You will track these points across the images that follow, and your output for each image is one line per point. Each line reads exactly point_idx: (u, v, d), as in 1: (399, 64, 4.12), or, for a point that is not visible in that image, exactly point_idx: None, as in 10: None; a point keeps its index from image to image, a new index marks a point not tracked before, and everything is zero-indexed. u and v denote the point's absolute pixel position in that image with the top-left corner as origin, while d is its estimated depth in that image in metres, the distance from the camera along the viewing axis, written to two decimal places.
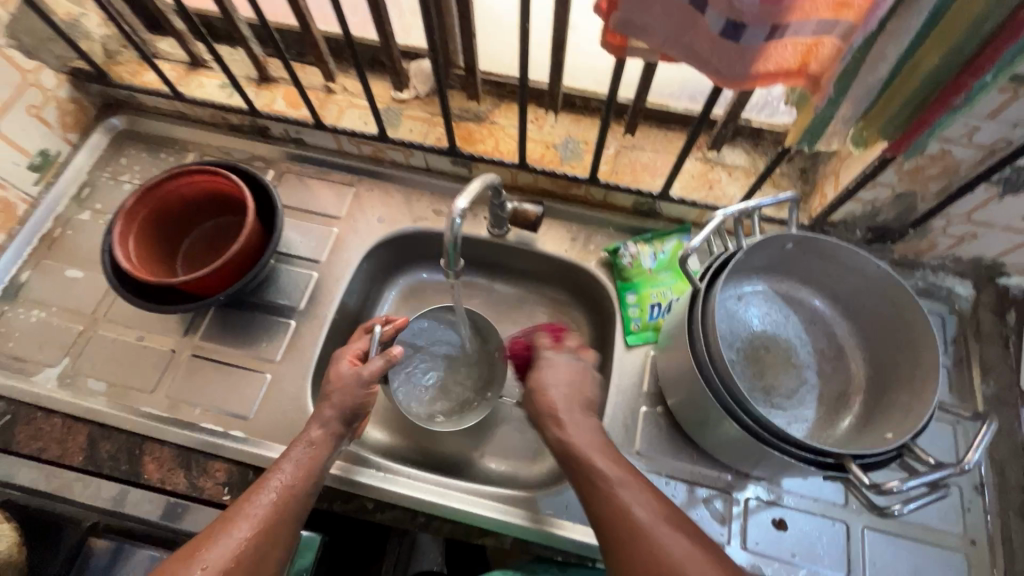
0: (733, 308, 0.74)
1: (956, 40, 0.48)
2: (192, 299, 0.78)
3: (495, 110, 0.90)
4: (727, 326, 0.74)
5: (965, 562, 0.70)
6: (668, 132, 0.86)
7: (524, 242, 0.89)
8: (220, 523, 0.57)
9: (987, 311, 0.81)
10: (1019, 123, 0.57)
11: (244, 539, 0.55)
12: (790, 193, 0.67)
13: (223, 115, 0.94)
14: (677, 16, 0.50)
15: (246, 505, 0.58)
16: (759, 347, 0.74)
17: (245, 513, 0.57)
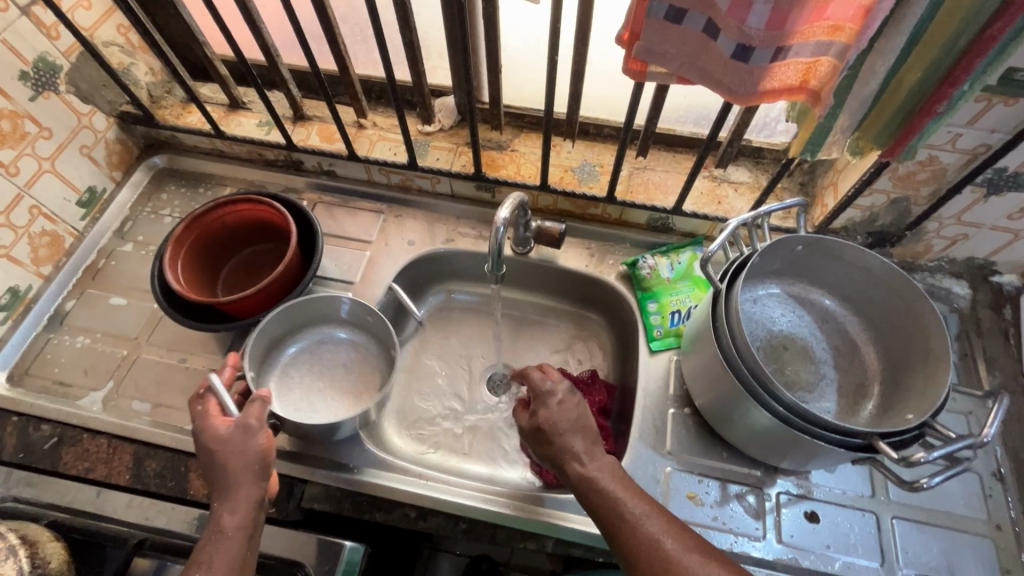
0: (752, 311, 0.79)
1: (935, 55, 0.55)
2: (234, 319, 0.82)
3: (515, 139, 0.97)
4: (747, 327, 0.79)
5: (993, 546, 0.73)
6: (676, 154, 0.94)
7: (545, 259, 0.95)
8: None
9: (985, 308, 0.87)
10: (995, 129, 0.65)
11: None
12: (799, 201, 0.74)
13: (261, 151, 1.01)
14: (692, 44, 0.57)
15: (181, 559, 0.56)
16: (778, 346, 0.79)
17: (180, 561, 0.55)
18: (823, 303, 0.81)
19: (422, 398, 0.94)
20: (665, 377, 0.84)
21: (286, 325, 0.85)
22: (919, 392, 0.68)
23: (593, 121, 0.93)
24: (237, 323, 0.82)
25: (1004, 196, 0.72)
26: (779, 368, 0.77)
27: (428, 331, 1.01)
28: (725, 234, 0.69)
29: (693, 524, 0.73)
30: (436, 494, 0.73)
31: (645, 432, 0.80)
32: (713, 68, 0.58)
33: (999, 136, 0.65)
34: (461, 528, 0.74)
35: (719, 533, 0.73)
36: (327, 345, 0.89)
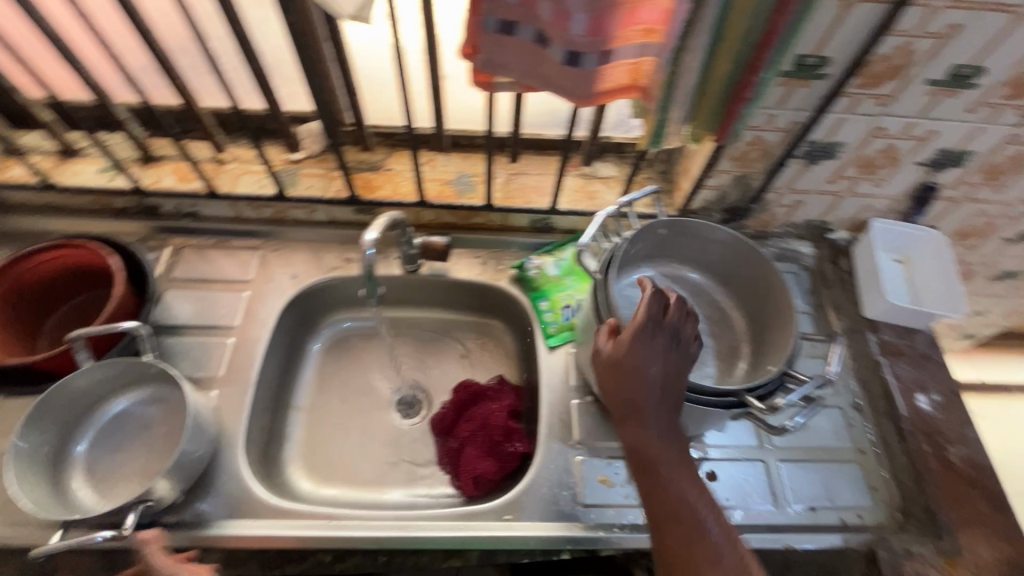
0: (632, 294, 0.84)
1: (737, 49, 0.62)
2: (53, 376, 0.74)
3: (388, 158, 0.96)
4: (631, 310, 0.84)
5: (861, 469, 0.82)
6: (546, 156, 0.97)
7: (436, 273, 0.95)
8: None
9: (827, 262, 0.99)
10: (800, 107, 0.74)
11: None
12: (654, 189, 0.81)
13: (107, 200, 0.92)
14: (527, 53, 0.60)
15: None
16: None
17: None
18: (692, 279, 0.88)
19: (328, 435, 0.90)
20: (565, 370, 0.87)
21: (59, 433, 0.71)
22: (778, 344, 0.76)
23: (461, 133, 0.94)
24: (51, 385, 0.74)
25: (820, 164, 0.83)
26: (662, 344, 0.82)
27: (327, 364, 0.96)
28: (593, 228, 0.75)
29: (608, 505, 0.76)
30: (347, 531, 0.70)
31: (554, 427, 0.83)
32: (551, 75, 0.62)
33: (804, 113, 0.75)
34: (381, 560, 0.72)
35: (632, 509, 0.75)
36: (123, 424, 0.75)
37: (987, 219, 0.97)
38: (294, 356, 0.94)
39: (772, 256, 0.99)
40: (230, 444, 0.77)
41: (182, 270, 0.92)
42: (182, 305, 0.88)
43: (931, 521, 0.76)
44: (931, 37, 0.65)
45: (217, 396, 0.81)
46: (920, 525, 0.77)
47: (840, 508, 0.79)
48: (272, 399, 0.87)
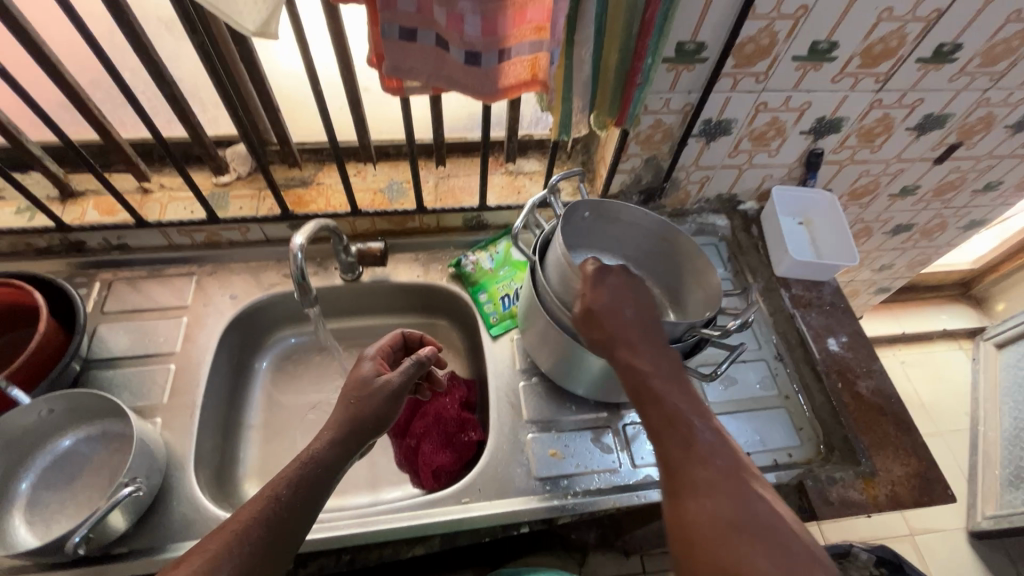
0: None
1: (620, 40, 0.69)
2: None
3: (319, 173, 0.99)
4: None
5: (786, 413, 0.90)
6: (472, 158, 1.03)
7: (378, 279, 0.97)
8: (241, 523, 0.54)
9: (740, 231, 1.08)
10: (689, 90, 0.82)
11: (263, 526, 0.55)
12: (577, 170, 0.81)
13: (27, 240, 0.90)
14: (430, 56, 0.65)
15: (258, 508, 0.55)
16: None
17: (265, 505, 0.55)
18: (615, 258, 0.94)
19: (284, 450, 0.91)
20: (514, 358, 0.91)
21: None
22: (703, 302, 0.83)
23: (389, 142, 0.98)
24: None
25: (717, 140, 0.92)
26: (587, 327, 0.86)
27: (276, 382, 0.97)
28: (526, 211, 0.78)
29: (560, 476, 0.80)
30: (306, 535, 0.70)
31: (503, 410, 0.86)
32: (456, 76, 0.67)
33: (694, 94, 0.83)
34: (345, 560, 0.73)
35: (583, 477, 0.80)
36: (72, 462, 0.73)
37: (872, 177, 1.08)
38: (241, 376, 0.94)
39: (691, 230, 1.07)
40: (179, 469, 0.77)
41: (114, 303, 0.91)
42: (118, 337, 0.87)
43: (851, 450, 0.84)
44: (787, 19, 0.74)
45: (161, 424, 0.80)
46: (842, 454, 0.84)
47: (772, 449, 0.86)
48: (222, 421, 0.87)
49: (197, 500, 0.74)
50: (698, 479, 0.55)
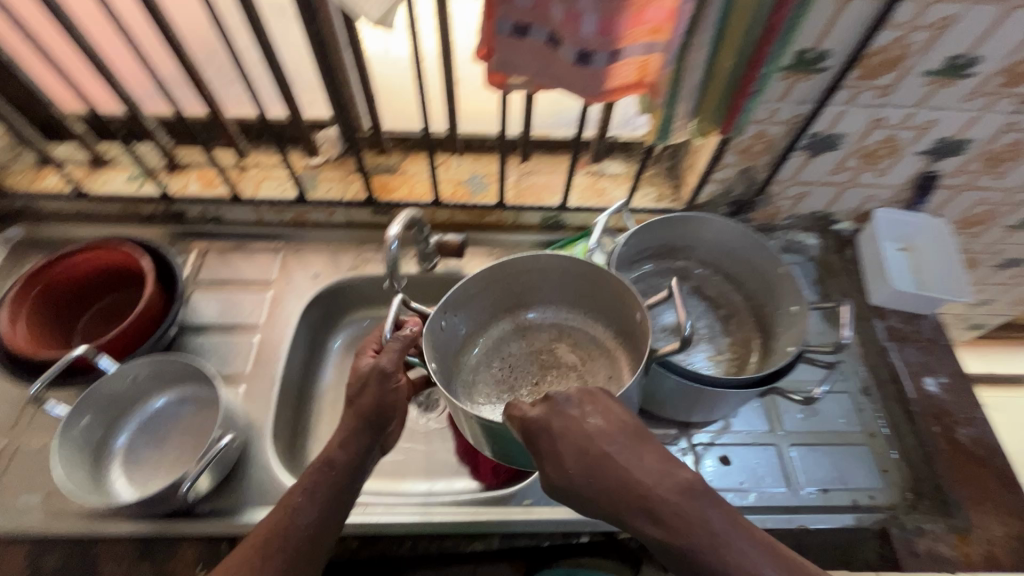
0: (473, 380, 0.83)
1: (739, 45, 0.65)
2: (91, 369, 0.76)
3: (404, 161, 1.00)
4: (492, 384, 0.83)
5: (870, 451, 0.84)
6: (557, 156, 1.01)
7: (452, 271, 0.97)
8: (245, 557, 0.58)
9: (833, 252, 1.01)
10: (802, 100, 0.77)
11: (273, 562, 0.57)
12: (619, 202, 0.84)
13: (135, 207, 0.96)
14: (540, 53, 0.63)
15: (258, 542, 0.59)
16: (541, 355, 0.85)
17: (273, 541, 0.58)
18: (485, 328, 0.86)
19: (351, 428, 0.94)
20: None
21: (103, 423, 0.74)
22: (788, 321, 0.79)
23: (476, 135, 0.98)
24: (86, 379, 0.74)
25: (823, 155, 0.86)
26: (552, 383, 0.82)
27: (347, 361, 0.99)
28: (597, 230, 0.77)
29: None
30: (374, 517, 0.72)
31: None
32: (562, 74, 0.65)
33: (805, 106, 0.78)
34: (407, 546, 0.74)
35: None
36: (164, 421, 0.78)
37: (990, 206, 0.99)
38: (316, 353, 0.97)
39: (780, 247, 1.01)
40: (258, 437, 0.80)
41: (208, 273, 0.95)
42: (210, 305, 0.92)
43: (942, 500, 0.78)
44: (926, 30, 0.68)
45: (243, 391, 0.84)
46: (932, 504, 0.78)
47: (852, 489, 0.81)
48: (298, 394, 0.90)
49: (274, 469, 0.77)
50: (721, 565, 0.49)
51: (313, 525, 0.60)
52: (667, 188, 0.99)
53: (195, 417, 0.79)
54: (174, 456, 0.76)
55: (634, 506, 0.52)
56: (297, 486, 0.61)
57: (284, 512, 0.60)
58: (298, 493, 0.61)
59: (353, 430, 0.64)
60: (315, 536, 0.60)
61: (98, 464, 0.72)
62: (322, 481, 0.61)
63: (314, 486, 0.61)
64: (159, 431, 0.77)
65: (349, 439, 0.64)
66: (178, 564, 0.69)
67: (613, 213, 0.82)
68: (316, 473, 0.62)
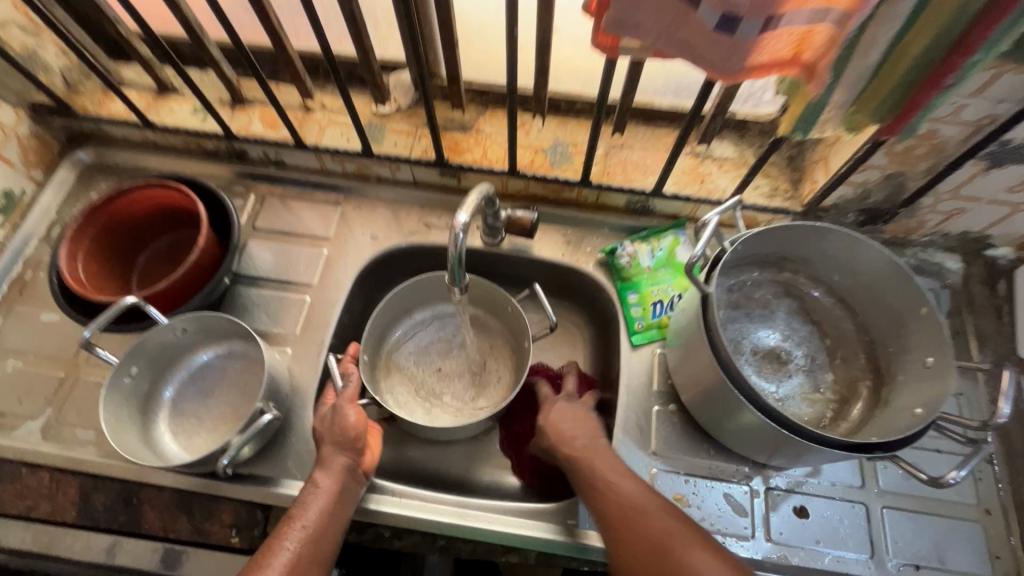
0: (411, 359, 0.87)
1: (945, 22, 0.48)
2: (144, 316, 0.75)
3: (480, 118, 0.89)
4: (417, 363, 0.87)
5: (982, 531, 0.71)
6: (655, 128, 0.87)
7: (519, 249, 0.88)
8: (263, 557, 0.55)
9: (978, 283, 0.83)
10: (1002, 99, 0.59)
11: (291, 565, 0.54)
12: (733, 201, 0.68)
13: (198, 141, 0.91)
14: (671, 13, 0.49)
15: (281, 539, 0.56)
16: (434, 348, 0.89)
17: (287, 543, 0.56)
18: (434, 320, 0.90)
19: None
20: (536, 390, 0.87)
21: (151, 375, 0.73)
22: (921, 376, 0.65)
23: (565, 97, 0.86)
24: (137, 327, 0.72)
25: (1007, 169, 0.67)
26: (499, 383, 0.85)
27: None
28: (706, 232, 0.66)
29: None
30: (410, 512, 0.69)
31: (630, 433, 0.76)
32: (695, 41, 0.51)
33: (1006, 107, 0.59)
34: (439, 545, 0.70)
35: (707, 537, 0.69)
36: (211, 375, 0.77)
37: None
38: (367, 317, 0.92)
39: (910, 268, 0.84)
40: (301, 405, 0.77)
41: (265, 220, 0.91)
42: (264, 255, 0.88)
43: None
44: None
45: (290, 354, 0.81)
46: None
47: (949, 571, 0.69)
48: None
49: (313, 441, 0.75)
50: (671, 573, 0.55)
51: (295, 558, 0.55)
52: (783, 183, 0.83)
53: (242, 376, 0.77)
54: (219, 413, 0.75)
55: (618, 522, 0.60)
56: (282, 527, 0.57)
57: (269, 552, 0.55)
58: (282, 535, 0.56)
59: (330, 473, 0.61)
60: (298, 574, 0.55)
61: (146, 416, 0.72)
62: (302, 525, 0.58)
63: (298, 525, 0.57)
64: (207, 386, 0.76)
65: (327, 483, 0.61)
66: (214, 524, 0.69)
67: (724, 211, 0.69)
68: (299, 517, 0.58)
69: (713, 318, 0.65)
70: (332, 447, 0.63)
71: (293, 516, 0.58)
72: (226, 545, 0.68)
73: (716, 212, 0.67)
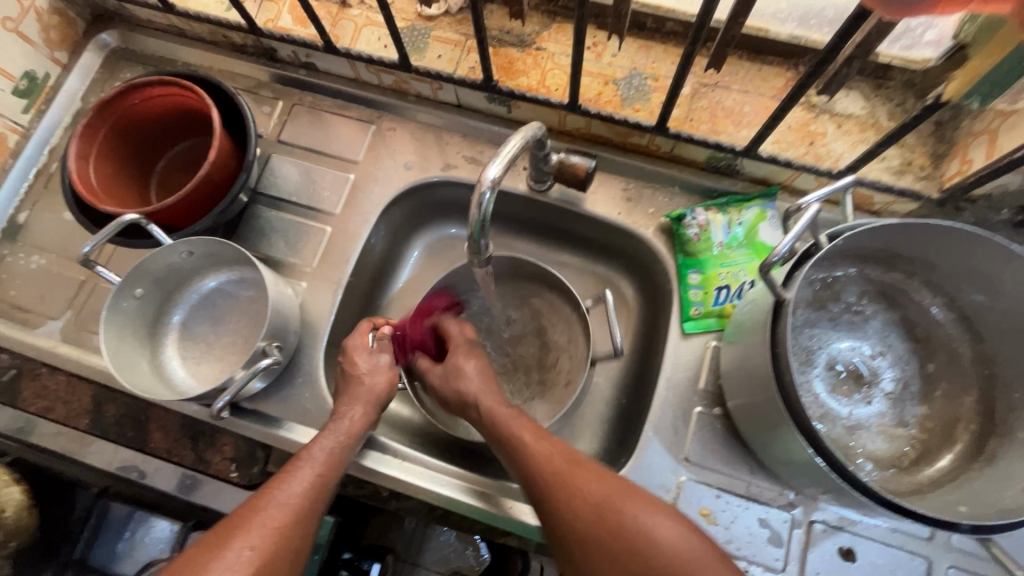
0: None
1: None
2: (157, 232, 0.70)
3: (543, 33, 0.73)
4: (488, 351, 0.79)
5: None
6: (763, 66, 0.69)
7: (568, 201, 0.75)
8: (243, 517, 0.50)
9: None
10: None
11: (270, 535, 0.50)
12: (848, 179, 0.53)
13: (224, 32, 0.81)
14: None
15: (268, 499, 0.52)
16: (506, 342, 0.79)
17: (270, 507, 0.51)
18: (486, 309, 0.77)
19: None
20: (597, 399, 0.77)
21: (159, 297, 0.70)
22: None
23: (652, 11, 0.68)
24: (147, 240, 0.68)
25: None
26: (559, 397, 0.74)
27: (425, 271, 0.86)
28: (799, 226, 0.50)
29: None
30: (411, 479, 0.65)
31: (662, 433, 0.67)
32: None
33: None
34: (438, 513, 0.68)
35: None
36: (220, 301, 0.73)
37: None
38: (394, 255, 0.84)
39: None
40: (311, 344, 0.72)
41: (291, 132, 0.81)
42: (287, 172, 0.79)
43: None
44: None
45: (305, 288, 0.75)
46: None
47: None
48: (364, 302, 0.80)
49: (320, 386, 0.70)
50: (622, 532, 0.50)
51: (292, 513, 0.52)
52: (919, 157, 0.65)
53: (252, 307, 0.73)
54: (230, 343, 0.72)
55: (558, 488, 0.53)
56: (281, 476, 0.54)
57: (263, 501, 0.52)
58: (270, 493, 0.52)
59: (331, 435, 0.58)
60: (294, 526, 0.51)
61: (155, 337, 0.70)
62: (302, 478, 0.54)
63: (299, 477, 0.54)
64: (218, 312, 0.73)
65: (328, 443, 0.58)
66: (215, 455, 0.69)
67: (834, 192, 0.54)
68: (296, 474, 0.54)
69: (784, 335, 0.52)
70: (353, 398, 0.62)
71: (295, 467, 0.55)
72: (225, 477, 0.68)
73: (816, 197, 0.51)
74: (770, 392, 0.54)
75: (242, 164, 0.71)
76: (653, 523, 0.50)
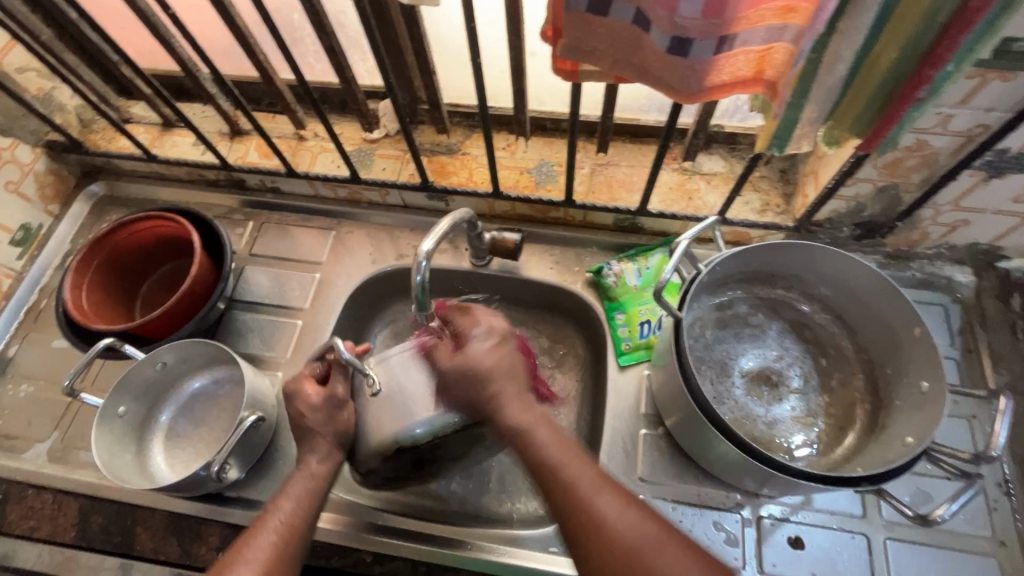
0: None
1: (912, 32, 0.47)
2: (142, 344, 0.78)
3: (466, 141, 0.90)
4: None
5: (996, 566, 0.66)
6: (642, 144, 0.87)
7: (507, 270, 0.87)
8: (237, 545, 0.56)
9: (991, 297, 0.79)
10: (992, 107, 0.56)
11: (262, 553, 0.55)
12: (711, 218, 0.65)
13: (199, 172, 0.95)
14: (625, 38, 0.49)
15: (259, 525, 0.58)
16: None
17: (261, 530, 0.57)
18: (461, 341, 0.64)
19: None
20: None
21: (146, 403, 0.77)
22: (917, 403, 0.61)
23: (548, 116, 0.86)
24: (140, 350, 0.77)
25: (1006, 179, 0.64)
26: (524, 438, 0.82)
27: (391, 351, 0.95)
28: (674, 257, 0.61)
29: None
30: (389, 540, 0.70)
31: (615, 457, 0.74)
32: (652, 67, 0.50)
33: (996, 115, 0.57)
34: None
35: None
36: (202, 399, 0.80)
37: None
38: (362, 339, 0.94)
39: (914, 282, 0.81)
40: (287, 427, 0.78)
41: (262, 247, 0.93)
42: (260, 280, 0.90)
43: None
44: None
45: (281, 377, 0.83)
46: None
47: None
48: None
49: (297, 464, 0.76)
50: None
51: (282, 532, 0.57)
52: (775, 198, 0.82)
53: (230, 400, 0.80)
54: (214, 435, 0.78)
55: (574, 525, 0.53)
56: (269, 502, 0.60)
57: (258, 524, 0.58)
58: (257, 526, 0.58)
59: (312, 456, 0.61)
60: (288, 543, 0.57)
61: (142, 441, 0.76)
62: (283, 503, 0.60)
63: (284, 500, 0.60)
64: (198, 410, 0.80)
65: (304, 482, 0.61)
66: (201, 546, 0.70)
67: (702, 230, 0.62)
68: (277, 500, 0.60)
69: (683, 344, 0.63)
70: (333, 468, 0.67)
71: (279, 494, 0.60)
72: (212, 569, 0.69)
73: (689, 235, 0.61)
74: (685, 398, 0.64)
75: (219, 276, 0.82)
76: (608, 508, 0.52)
